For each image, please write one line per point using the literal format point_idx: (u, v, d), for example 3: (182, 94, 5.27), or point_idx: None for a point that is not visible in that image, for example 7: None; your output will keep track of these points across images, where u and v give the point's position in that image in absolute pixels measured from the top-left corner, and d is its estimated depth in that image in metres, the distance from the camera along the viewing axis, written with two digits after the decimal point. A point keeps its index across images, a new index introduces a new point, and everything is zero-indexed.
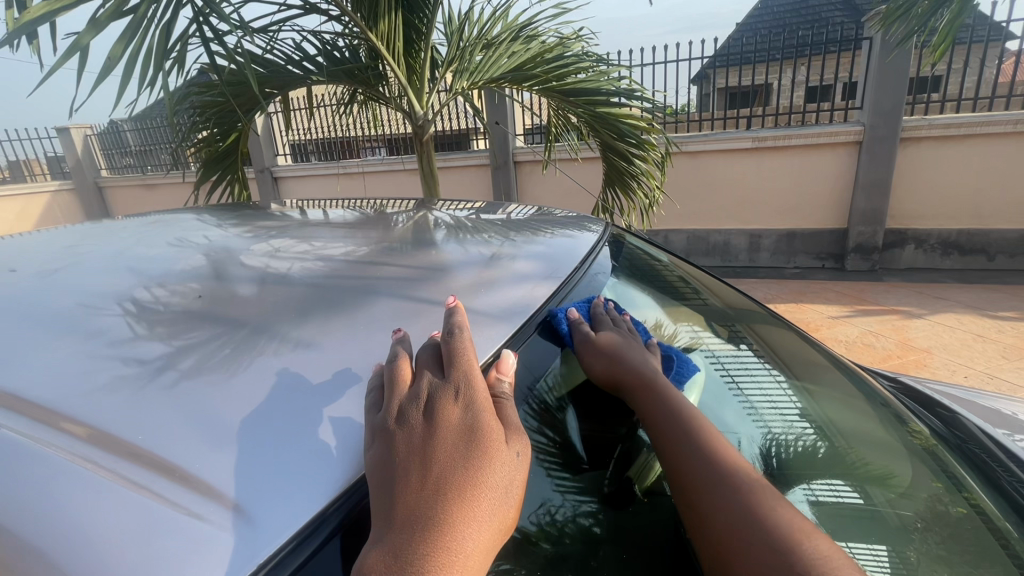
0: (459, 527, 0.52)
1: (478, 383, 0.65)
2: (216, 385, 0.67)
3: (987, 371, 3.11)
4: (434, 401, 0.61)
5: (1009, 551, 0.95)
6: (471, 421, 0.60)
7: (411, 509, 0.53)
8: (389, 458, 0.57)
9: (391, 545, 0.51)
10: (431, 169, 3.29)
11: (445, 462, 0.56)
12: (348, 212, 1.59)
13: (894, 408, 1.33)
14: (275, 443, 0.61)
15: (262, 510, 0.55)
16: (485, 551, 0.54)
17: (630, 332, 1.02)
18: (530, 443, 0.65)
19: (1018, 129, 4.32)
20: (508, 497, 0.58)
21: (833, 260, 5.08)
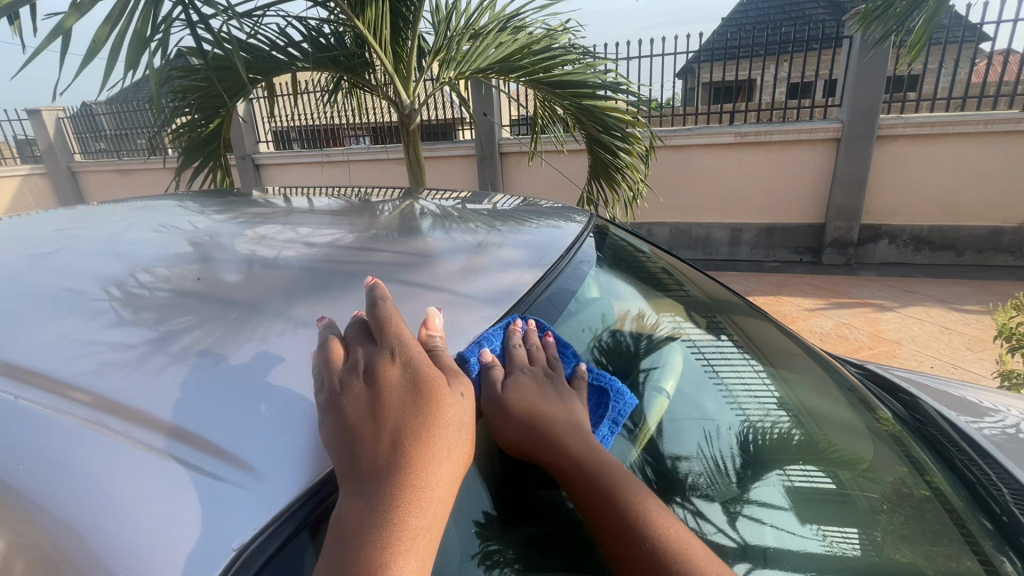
0: (422, 466, 0.56)
1: (410, 341, 0.66)
2: (222, 359, 0.70)
3: (952, 362, 3.24)
4: (372, 365, 0.63)
5: (959, 525, 1.02)
6: (413, 378, 0.62)
7: (366, 459, 0.56)
8: (340, 422, 0.59)
9: (361, 492, 0.54)
10: (417, 158, 3.28)
11: (395, 413, 0.59)
12: (334, 200, 1.59)
13: (860, 393, 1.39)
14: (280, 408, 0.63)
15: (271, 467, 0.57)
16: (448, 484, 0.59)
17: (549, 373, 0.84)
18: (472, 384, 0.69)
19: (988, 130, 4.46)
20: (460, 436, 0.62)
21: (810, 254, 5.20)
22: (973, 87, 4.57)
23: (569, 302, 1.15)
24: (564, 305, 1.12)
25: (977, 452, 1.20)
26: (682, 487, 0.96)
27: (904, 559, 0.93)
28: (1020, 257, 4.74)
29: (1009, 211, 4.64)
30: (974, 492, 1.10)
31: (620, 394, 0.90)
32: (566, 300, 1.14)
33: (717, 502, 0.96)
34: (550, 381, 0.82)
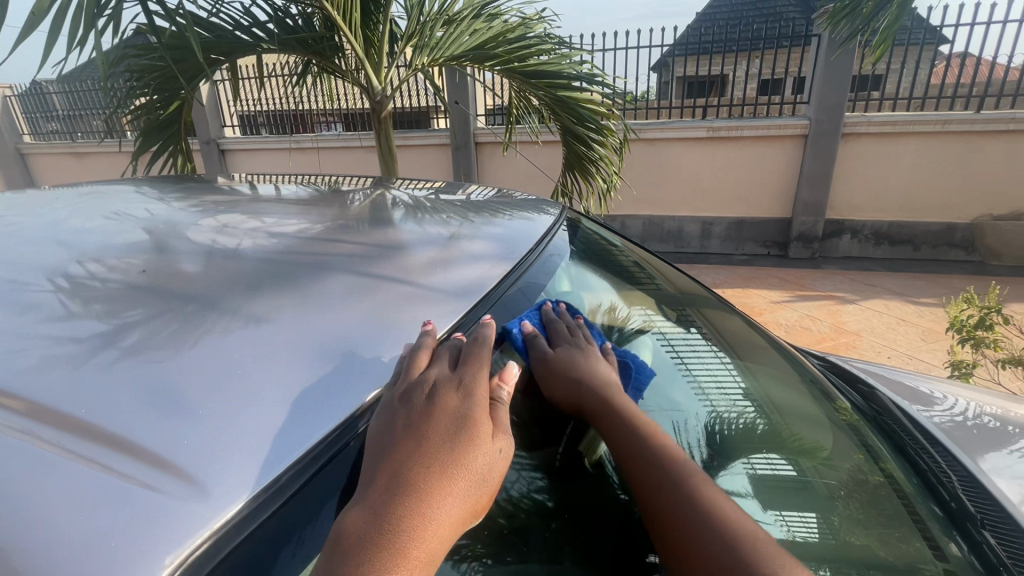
0: (436, 500, 0.56)
1: (483, 380, 0.69)
2: (164, 359, 0.66)
3: (907, 352, 3.39)
4: (439, 388, 0.66)
5: (909, 509, 1.06)
6: (468, 411, 0.64)
7: (393, 474, 0.57)
8: (390, 428, 0.62)
9: (370, 507, 0.55)
10: (389, 146, 3.21)
11: (432, 440, 0.60)
12: (301, 188, 1.55)
13: (821, 385, 1.43)
14: (222, 411, 0.60)
15: (213, 476, 0.54)
16: (454, 528, 0.57)
17: (587, 343, 0.99)
18: (513, 445, 0.68)
19: (945, 130, 4.63)
20: (487, 483, 0.62)
21: (777, 247, 5.34)
22: (932, 88, 4.74)
23: (538, 296, 1.13)
24: (533, 300, 1.10)
25: (929, 440, 1.25)
26: None
27: (858, 542, 0.97)
28: (972, 253, 4.95)
29: (963, 209, 4.84)
30: (926, 479, 1.13)
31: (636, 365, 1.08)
32: (536, 293, 1.13)
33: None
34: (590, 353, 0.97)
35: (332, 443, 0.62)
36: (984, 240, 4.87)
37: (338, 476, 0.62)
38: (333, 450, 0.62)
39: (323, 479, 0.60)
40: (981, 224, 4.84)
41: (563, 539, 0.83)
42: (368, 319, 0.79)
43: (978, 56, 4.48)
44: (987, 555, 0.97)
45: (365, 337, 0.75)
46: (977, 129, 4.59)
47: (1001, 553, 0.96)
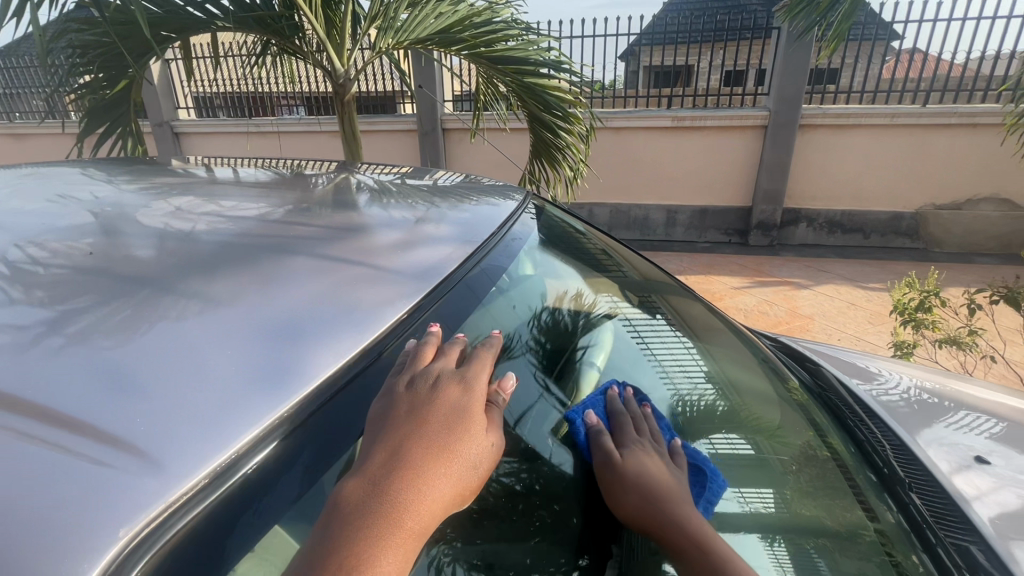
0: (430, 478, 0.60)
1: (484, 378, 0.73)
2: (112, 341, 0.64)
3: (856, 334, 3.57)
4: (441, 380, 0.69)
5: (847, 478, 1.12)
6: (467, 402, 0.68)
7: (393, 453, 0.61)
8: (390, 411, 0.66)
9: (368, 479, 0.59)
10: (353, 131, 3.15)
11: (432, 426, 0.64)
12: (262, 172, 1.51)
13: (774, 364, 1.51)
14: (181, 389, 0.60)
15: (167, 451, 0.54)
16: (445, 507, 0.61)
17: (654, 441, 0.98)
18: (504, 444, 0.73)
19: (894, 122, 4.86)
20: (479, 470, 0.66)
21: (738, 235, 5.51)
22: (883, 82, 4.95)
23: (499, 280, 1.14)
24: (493, 285, 1.12)
25: (868, 413, 1.33)
26: None
27: (809, 512, 1.03)
28: (917, 241, 5.21)
29: (909, 198, 5.09)
30: (863, 449, 1.21)
31: (711, 471, 1.00)
32: (497, 276, 1.15)
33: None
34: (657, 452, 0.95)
35: (294, 416, 0.63)
36: (928, 228, 5.13)
37: (298, 447, 0.62)
38: (295, 424, 0.63)
39: (282, 451, 0.61)
40: (925, 213, 5.09)
41: (530, 518, 0.87)
42: (328, 297, 0.79)
43: (924, 52, 4.69)
44: (914, 515, 1.04)
45: (321, 316, 0.75)
46: (923, 122, 4.82)
47: (925, 514, 1.04)
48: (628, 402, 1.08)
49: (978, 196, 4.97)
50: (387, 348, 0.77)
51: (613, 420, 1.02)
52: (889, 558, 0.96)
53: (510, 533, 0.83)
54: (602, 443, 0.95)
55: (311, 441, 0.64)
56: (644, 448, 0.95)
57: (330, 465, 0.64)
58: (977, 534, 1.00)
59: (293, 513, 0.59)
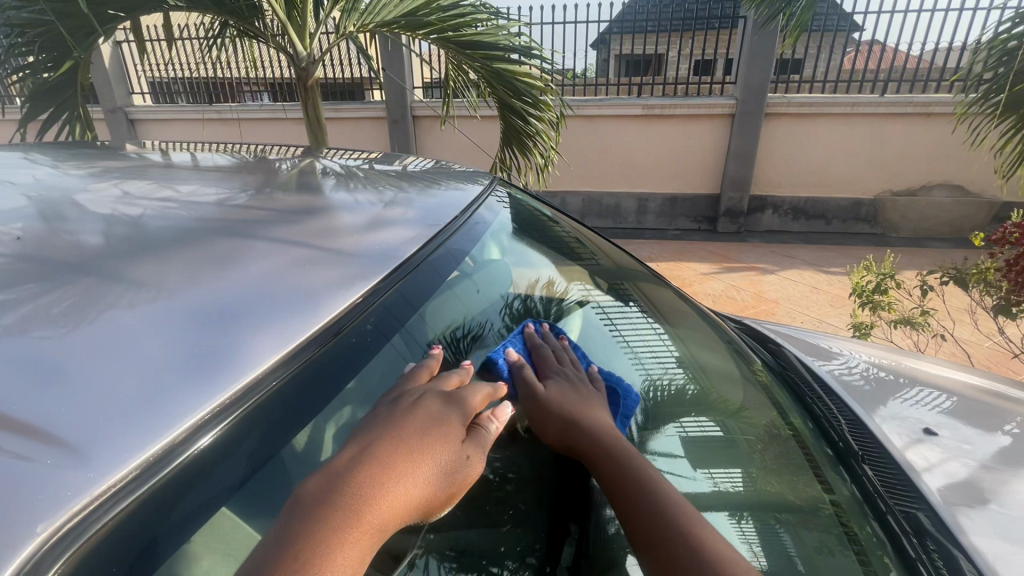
0: (397, 476, 0.62)
1: (477, 397, 0.79)
2: (38, 332, 0.61)
3: (818, 317, 3.69)
4: (426, 396, 0.75)
5: (805, 452, 1.16)
6: (446, 416, 0.73)
7: (364, 448, 0.64)
8: (372, 419, 0.70)
9: (332, 475, 0.60)
10: (317, 117, 3.06)
11: (408, 430, 0.68)
12: (222, 156, 1.46)
13: (739, 347, 1.54)
14: (112, 380, 0.57)
15: (93, 442, 0.51)
16: (407, 508, 0.62)
17: (574, 369, 1.03)
18: (485, 466, 0.74)
19: (855, 111, 5.00)
20: (449, 480, 0.68)
21: (707, 222, 5.62)
22: (845, 72, 5.08)
23: (460, 265, 1.14)
24: (455, 269, 1.11)
25: (826, 391, 1.38)
26: None
27: (774, 490, 1.06)
28: (875, 226, 5.41)
29: (868, 185, 5.27)
30: (820, 424, 1.25)
31: (624, 389, 1.09)
32: (459, 260, 1.14)
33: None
34: (578, 381, 1.01)
35: (235, 402, 0.61)
36: (886, 214, 5.33)
37: (242, 432, 0.61)
38: (239, 409, 0.61)
39: (225, 437, 0.59)
40: (883, 200, 5.28)
41: (505, 504, 0.88)
42: (277, 280, 0.78)
43: (883, 43, 4.84)
44: (866, 485, 1.08)
45: (265, 300, 0.73)
46: (882, 112, 4.97)
47: (877, 484, 1.08)
48: (547, 336, 1.11)
49: (932, 182, 5.17)
50: (340, 331, 0.77)
51: (535, 354, 1.05)
52: (842, 528, 1.00)
53: (482, 521, 0.83)
54: (523, 375, 0.97)
55: (257, 427, 0.63)
56: (564, 378, 0.99)
57: (273, 452, 0.64)
58: (923, 501, 1.05)
59: (237, 498, 0.59)
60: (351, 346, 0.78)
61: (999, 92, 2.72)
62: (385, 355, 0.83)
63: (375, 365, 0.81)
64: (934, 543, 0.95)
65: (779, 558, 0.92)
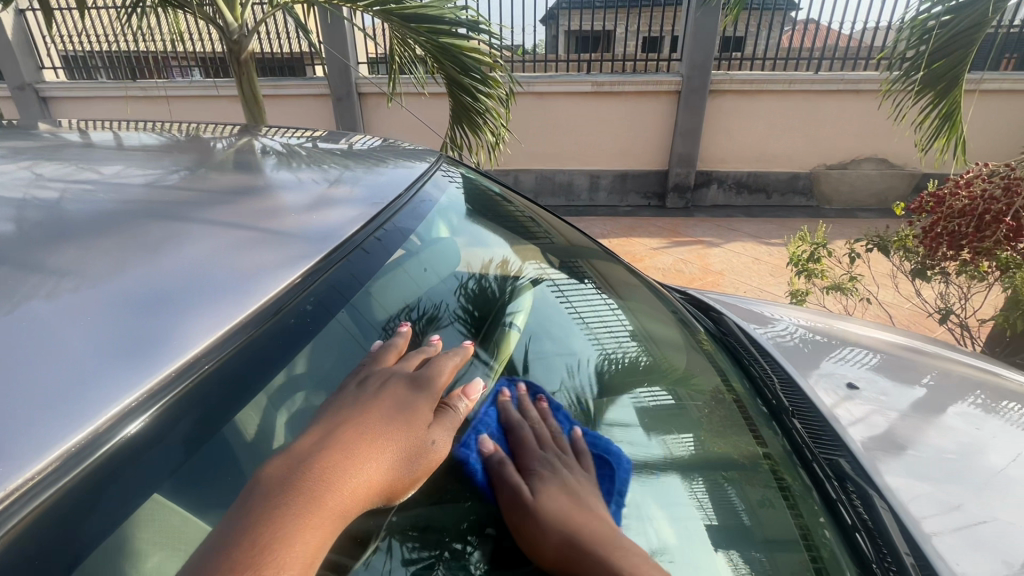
0: (359, 460, 0.63)
1: (440, 379, 0.81)
2: None
3: (760, 286, 3.88)
4: (390, 381, 0.77)
5: (741, 412, 1.24)
6: (411, 403, 0.75)
7: (327, 434, 0.65)
8: (337, 403, 0.72)
9: (293, 459, 0.61)
10: (253, 93, 2.89)
11: (371, 414, 0.69)
12: (150, 135, 1.37)
13: (683, 316, 1.61)
14: (24, 371, 0.54)
15: (9, 436, 0.49)
16: (371, 491, 0.63)
17: (556, 453, 0.95)
18: (446, 450, 0.76)
19: (792, 88, 5.21)
20: (415, 462, 0.70)
21: (656, 198, 5.76)
22: (783, 50, 5.27)
23: (405, 242, 1.13)
24: (400, 246, 1.11)
25: (761, 353, 1.47)
26: None
27: (721, 449, 1.13)
28: (811, 199, 5.70)
29: (804, 159, 5.54)
30: (755, 384, 1.34)
31: (614, 457, 1.01)
32: (405, 239, 1.13)
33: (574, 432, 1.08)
34: (565, 467, 0.93)
35: (166, 387, 0.59)
36: (820, 187, 5.62)
37: (176, 416, 0.59)
38: (170, 393, 0.59)
39: (158, 422, 0.57)
40: (818, 173, 5.57)
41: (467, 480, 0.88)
42: (209, 261, 0.75)
43: (816, 22, 5.05)
44: (795, 438, 1.17)
45: (196, 283, 0.70)
46: (816, 89, 5.21)
47: (805, 437, 1.17)
48: (523, 404, 1.04)
49: (861, 156, 5.48)
50: (279, 310, 0.75)
51: (513, 437, 0.96)
52: (776, 481, 1.07)
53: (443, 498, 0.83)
54: (505, 474, 0.89)
55: (191, 410, 0.61)
56: (551, 468, 0.91)
57: (212, 433, 0.62)
58: (845, 449, 1.14)
59: (171, 482, 0.57)
60: (291, 326, 0.76)
61: (916, 71, 2.90)
62: (334, 338, 0.84)
63: (318, 343, 0.80)
64: (853, 485, 1.05)
65: (726, 514, 0.98)
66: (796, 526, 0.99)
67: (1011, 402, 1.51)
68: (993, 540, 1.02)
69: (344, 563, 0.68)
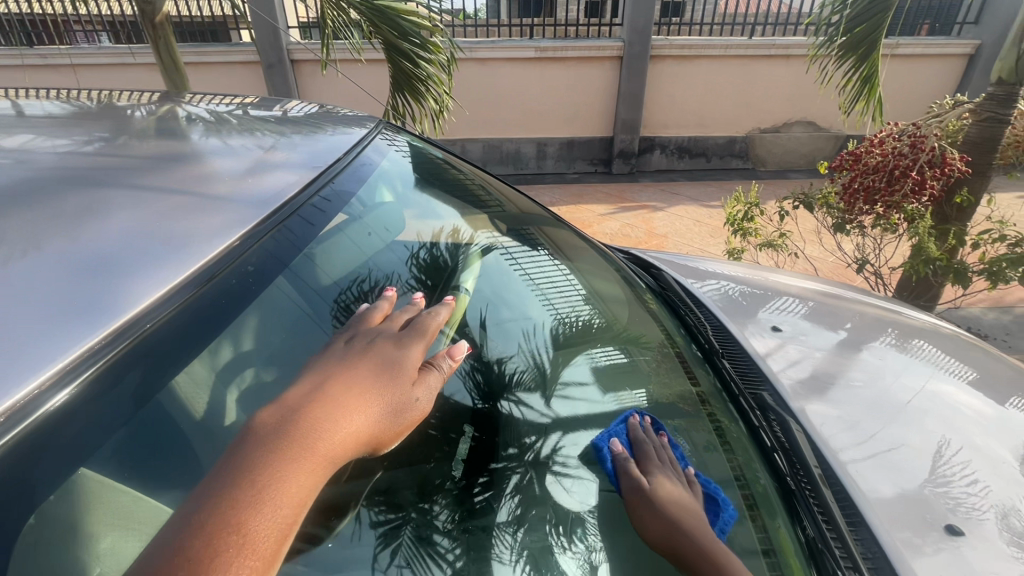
0: (345, 411, 0.66)
1: (421, 339, 0.81)
2: None
3: (700, 247, 4.06)
4: (378, 339, 0.79)
5: (678, 357, 1.34)
6: (396, 358, 0.77)
7: (315, 388, 0.68)
8: (328, 360, 0.75)
9: (285, 409, 0.64)
10: (172, 59, 2.67)
11: (358, 369, 0.72)
12: (58, 104, 1.26)
13: (626, 273, 1.69)
14: None
15: None
16: (357, 441, 0.66)
17: (674, 468, 0.99)
18: (429, 407, 0.78)
19: (728, 53, 5.35)
20: (402, 416, 0.73)
21: (603, 165, 5.84)
22: (719, 15, 5.39)
23: (347, 207, 1.12)
24: (342, 211, 1.10)
25: (695, 304, 1.56)
26: (508, 386, 1.12)
27: (666, 399, 1.22)
28: (747, 161, 5.94)
29: (739, 124, 5.75)
30: (688, 330, 1.44)
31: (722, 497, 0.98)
32: (345, 202, 1.12)
33: (536, 391, 1.14)
34: (684, 483, 0.97)
35: (109, 345, 0.59)
36: (755, 150, 5.86)
37: (117, 374, 0.59)
38: (106, 355, 0.58)
39: (100, 379, 0.57)
40: (753, 136, 5.80)
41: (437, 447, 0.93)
42: (139, 228, 0.72)
43: None
44: (725, 376, 1.26)
45: (128, 248, 0.68)
46: (750, 53, 5.37)
47: (733, 374, 1.26)
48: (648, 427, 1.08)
49: (791, 119, 5.75)
50: (213, 277, 0.73)
51: (635, 445, 1.03)
52: (713, 424, 1.16)
53: (414, 466, 0.88)
54: (629, 469, 0.97)
55: (137, 363, 0.61)
56: (672, 478, 0.97)
57: (154, 393, 0.63)
58: (768, 382, 1.24)
59: (126, 433, 0.60)
60: (233, 288, 0.75)
61: (838, 36, 3.05)
62: (284, 314, 0.86)
63: (263, 316, 0.82)
64: (774, 414, 1.14)
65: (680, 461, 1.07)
66: (731, 469, 1.06)
67: (920, 341, 1.67)
68: (898, 464, 1.15)
69: (315, 533, 0.72)
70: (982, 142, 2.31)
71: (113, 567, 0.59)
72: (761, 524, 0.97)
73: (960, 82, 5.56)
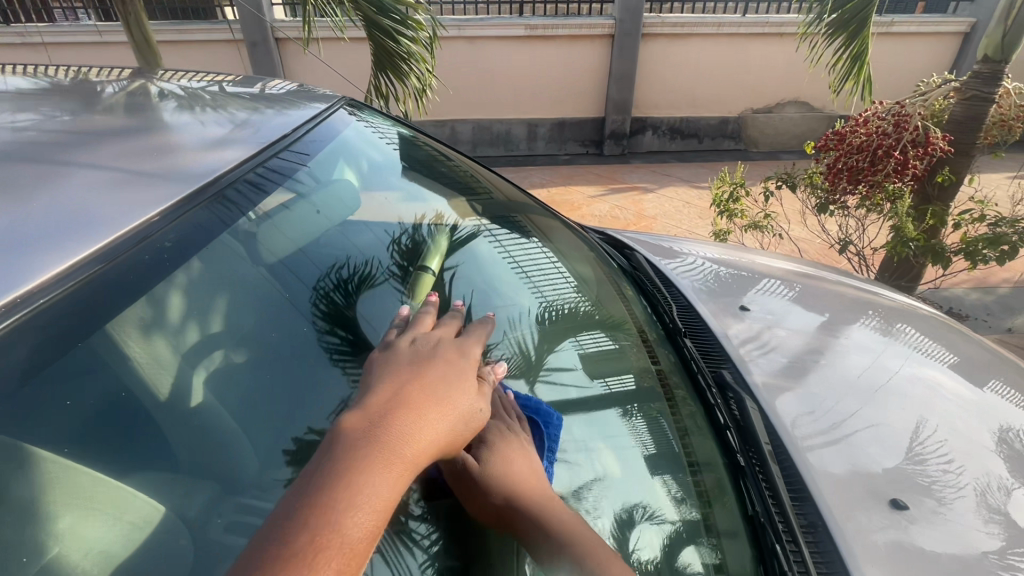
0: (424, 421, 0.65)
1: (474, 347, 0.82)
2: None
3: (689, 228, 4.05)
4: (442, 345, 0.78)
5: (641, 334, 1.35)
6: (463, 367, 0.76)
7: (393, 392, 0.67)
8: (394, 360, 0.73)
9: (369, 415, 0.63)
10: (145, 36, 2.62)
11: (431, 376, 0.71)
12: (25, 79, 1.23)
13: (598, 253, 1.69)
14: None
15: None
16: (435, 450, 0.65)
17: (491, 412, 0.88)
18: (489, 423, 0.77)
19: (721, 31, 5.26)
20: (472, 427, 0.72)
21: (594, 146, 5.78)
22: None
23: (292, 179, 1.11)
24: (285, 185, 1.08)
25: (663, 283, 1.57)
26: None
27: (647, 383, 1.20)
28: (738, 142, 5.90)
29: (731, 104, 5.69)
30: (652, 308, 1.45)
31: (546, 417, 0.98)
32: (291, 174, 1.11)
33: (522, 377, 1.11)
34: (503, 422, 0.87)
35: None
36: (747, 131, 5.81)
37: (6, 344, 0.56)
38: None
39: None
40: (745, 117, 5.75)
41: None
42: (57, 209, 0.69)
43: None
44: (685, 354, 1.28)
45: (35, 227, 0.66)
46: (743, 32, 5.29)
47: (695, 353, 1.27)
48: None
49: (783, 99, 5.70)
50: (120, 254, 0.69)
51: None
52: (668, 400, 1.16)
53: None
54: None
55: (25, 336, 0.57)
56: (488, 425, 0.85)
57: (53, 362, 0.59)
58: (730, 361, 1.27)
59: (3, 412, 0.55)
60: (146, 262, 0.72)
61: (827, 13, 3.00)
62: (248, 291, 0.88)
63: (233, 299, 0.85)
64: (732, 393, 1.16)
65: (662, 443, 1.06)
66: (685, 454, 1.05)
67: (905, 326, 1.67)
68: (875, 441, 1.14)
69: None
70: (966, 121, 2.30)
71: (76, 546, 0.58)
72: (712, 512, 0.96)
73: (954, 62, 5.50)
